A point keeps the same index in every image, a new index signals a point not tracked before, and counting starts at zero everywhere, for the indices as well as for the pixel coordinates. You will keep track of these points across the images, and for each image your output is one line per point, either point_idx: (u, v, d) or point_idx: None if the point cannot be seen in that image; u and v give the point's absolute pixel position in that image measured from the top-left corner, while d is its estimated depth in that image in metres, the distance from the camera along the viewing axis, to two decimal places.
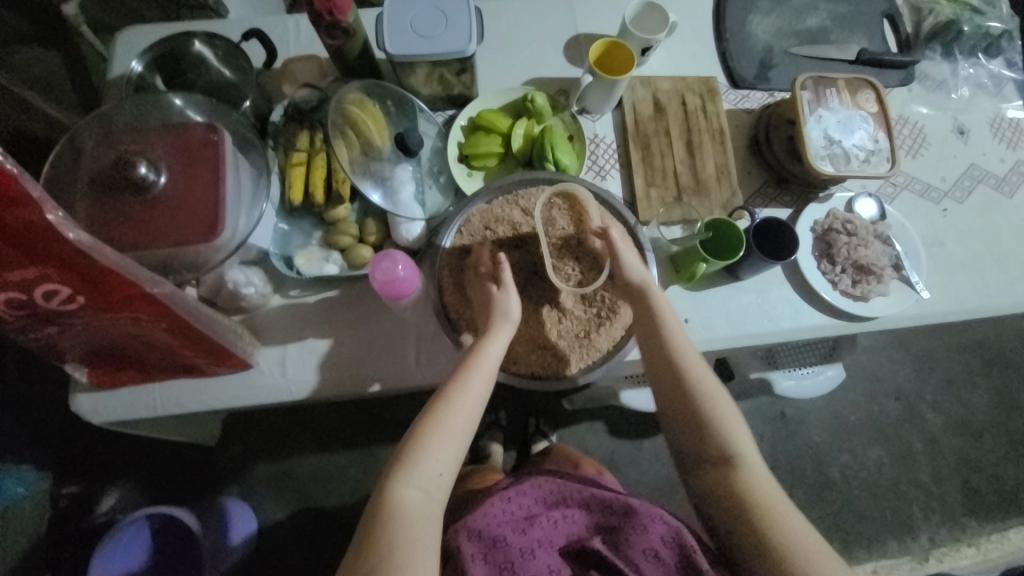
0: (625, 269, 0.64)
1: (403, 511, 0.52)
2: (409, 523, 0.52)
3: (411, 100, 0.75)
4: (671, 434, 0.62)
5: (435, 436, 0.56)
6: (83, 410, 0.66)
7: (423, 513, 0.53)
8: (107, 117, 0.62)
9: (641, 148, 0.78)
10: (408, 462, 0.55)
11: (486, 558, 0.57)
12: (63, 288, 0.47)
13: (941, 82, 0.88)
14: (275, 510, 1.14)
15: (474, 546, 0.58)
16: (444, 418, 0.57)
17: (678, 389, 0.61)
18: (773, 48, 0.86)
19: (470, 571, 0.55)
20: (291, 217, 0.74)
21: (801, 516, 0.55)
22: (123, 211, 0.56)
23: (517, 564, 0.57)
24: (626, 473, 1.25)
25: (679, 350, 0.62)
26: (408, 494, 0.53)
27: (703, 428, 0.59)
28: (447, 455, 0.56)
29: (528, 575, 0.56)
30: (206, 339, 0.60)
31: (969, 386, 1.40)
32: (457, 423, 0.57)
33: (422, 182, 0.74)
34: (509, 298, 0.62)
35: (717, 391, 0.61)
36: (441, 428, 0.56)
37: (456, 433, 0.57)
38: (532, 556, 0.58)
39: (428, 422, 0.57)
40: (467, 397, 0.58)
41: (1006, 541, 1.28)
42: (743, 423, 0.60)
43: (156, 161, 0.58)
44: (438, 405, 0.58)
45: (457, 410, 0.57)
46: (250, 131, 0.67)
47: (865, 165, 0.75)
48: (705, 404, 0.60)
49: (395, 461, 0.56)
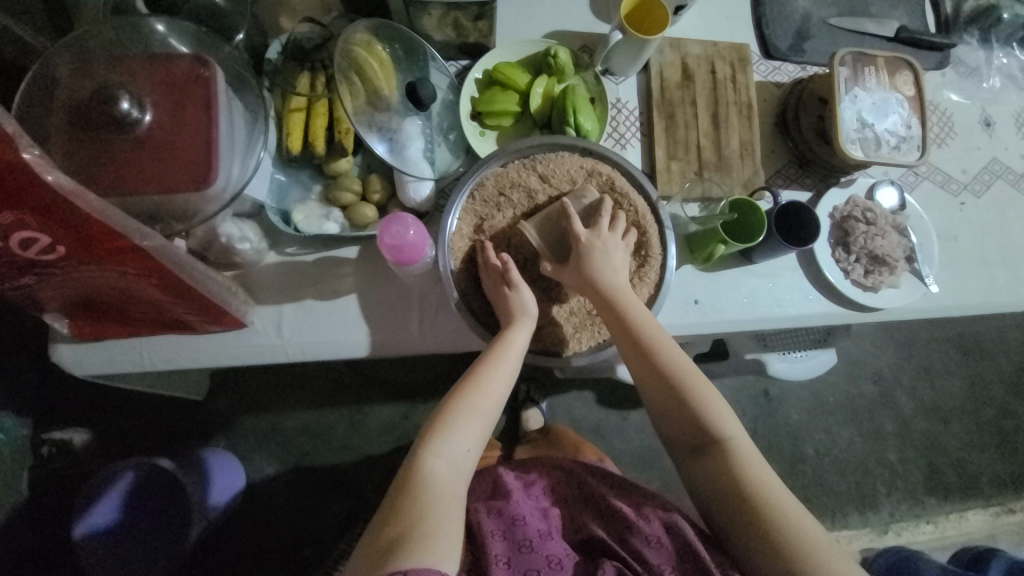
0: (587, 276, 0.61)
1: (431, 480, 0.52)
2: (437, 493, 0.52)
3: (423, 46, 0.69)
4: (662, 428, 0.62)
5: (469, 410, 0.56)
6: (65, 362, 0.62)
7: (451, 484, 0.53)
8: (82, 41, 0.55)
9: (665, 117, 0.74)
10: (438, 435, 0.55)
11: (505, 534, 0.57)
12: (42, 237, 0.43)
13: (975, 69, 0.85)
14: (263, 464, 1.14)
15: (494, 523, 0.59)
16: (474, 397, 0.57)
17: (664, 382, 0.60)
18: (811, 17, 0.80)
19: (489, 547, 0.56)
20: (289, 167, 0.68)
21: (791, 496, 0.56)
22: (105, 151, 0.51)
23: (534, 543, 0.57)
24: (612, 441, 1.27)
25: (662, 342, 0.60)
26: (437, 466, 0.53)
27: (693, 419, 0.59)
28: (475, 432, 0.56)
29: (546, 554, 0.56)
30: (200, 298, 0.56)
31: (944, 374, 1.46)
32: (490, 401, 0.57)
33: (431, 138, 0.69)
34: (522, 295, 0.60)
35: (698, 379, 0.60)
36: (472, 405, 0.57)
37: (486, 411, 0.57)
38: (549, 538, 0.58)
39: (461, 396, 0.57)
40: (498, 380, 0.57)
41: (960, 520, 1.37)
42: (727, 407, 0.60)
43: (141, 97, 0.52)
44: (468, 384, 0.58)
45: (488, 388, 0.57)
46: (245, 69, 0.60)
47: (895, 152, 0.72)
48: (691, 395, 0.59)
49: (425, 433, 0.56)
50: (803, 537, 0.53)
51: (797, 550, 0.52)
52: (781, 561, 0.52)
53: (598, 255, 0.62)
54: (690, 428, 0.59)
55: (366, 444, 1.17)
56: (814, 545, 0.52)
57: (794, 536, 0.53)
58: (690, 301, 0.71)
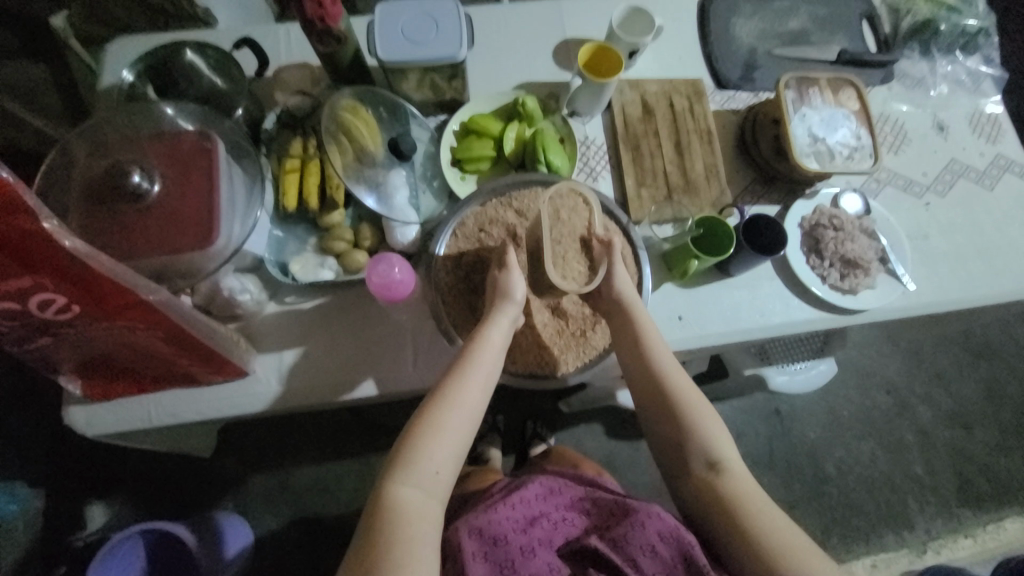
0: (611, 276, 0.65)
1: (400, 507, 0.53)
2: (409, 521, 0.52)
3: (403, 106, 0.76)
4: (654, 443, 0.63)
5: (435, 433, 0.56)
6: (77, 424, 0.65)
7: (424, 509, 0.53)
8: (99, 127, 0.62)
9: (631, 149, 0.80)
10: (405, 462, 0.55)
11: (487, 556, 0.57)
12: (58, 297, 0.47)
13: (920, 80, 0.91)
14: (271, 520, 1.13)
15: (475, 544, 0.58)
16: (440, 418, 0.57)
17: (658, 395, 0.62)
18: (757, 50, 0.88)
19: (470, 570, 0.55)
20: (285, 224, 0.74)
21: (783, 516, 0.55)
22: (117, 220, 0.56)
23: (517, 563, 0.57)
24: (625, 473, 1.25)
25: (657, 356, 0.62)
26: (406, 493, 0.54)
27: (683, 436, 0.60)
28: (446, 450, 0.56)
29: (529, 573, 0.57)
30: (202, 347, 0.59)
31: (957, 376, 1.43)
32: (454, 423, 0.57)
33: (415, 186, 0.74)
34: (511, 277, 0.63)
35: (699, 402, 0.62)
36: (438, 424, 0.57)
37: (456, 427, 0.57)
38: (532, 556, 0.58)
39: (428, 417, 0.57)
40: (458, 408, 0.58)
41: (1001, 531, 1.30)
42: (725, 430, 0.61)
43: (150, 170, 0.58)
44: (434, 404, 0.58)
45: (453, 405, 0.58)
46: (244, 139, 0.67)
47: (849, 161, 0.77)
48: (685, 413, 0.61)
49: (393, 459, 0.56)
50: (788, 555, 0.51)
51: (783, 566, 0.51)
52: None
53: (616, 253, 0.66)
54: (679, 444, 0.60)
55: None
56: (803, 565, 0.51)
57: (779, 553, 0.51)
58: (673, 316, 0.74)
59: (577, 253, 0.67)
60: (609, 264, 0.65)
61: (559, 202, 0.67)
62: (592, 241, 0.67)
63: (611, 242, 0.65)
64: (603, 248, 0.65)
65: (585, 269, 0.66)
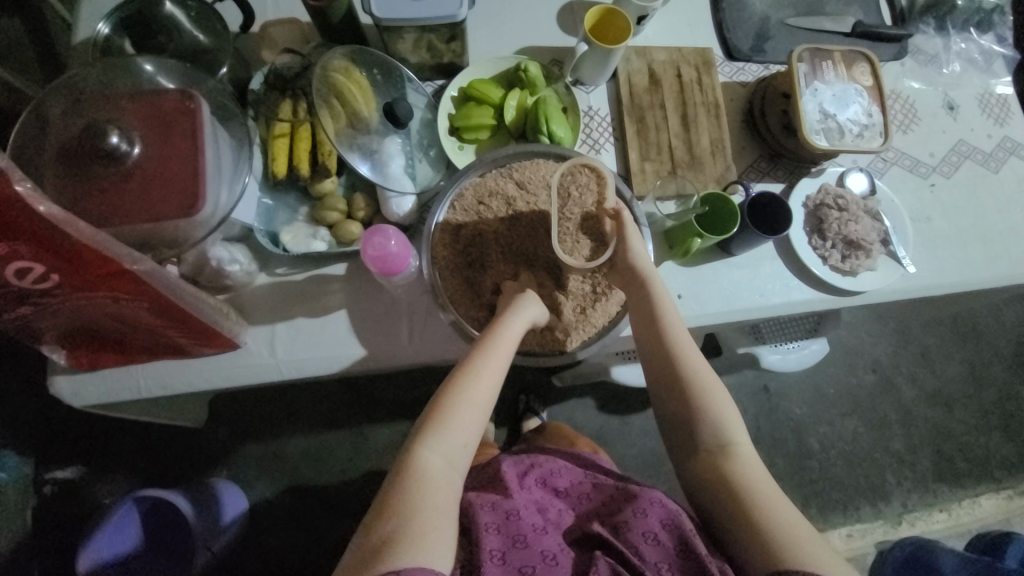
0: (630, 250, 0.63)
1: (426, 472, 0.53)
2: (433, 486, 0.52)
3: (399, 68, 0.72)
4: (665, 423, 0.63)
5: (463, 402, 0.56)
6: (64, 393, 0.64)
7: (447, 475, 0.54)
8: (72, 82, 0.58)
9: (636, 121, 0.77)
10: (434, 427, 0.55)
11: (500, 528, 0.56)
12: (35, 265, 0.44)
13: (933, 57, 0.88)
14: (265, 489, 1.14)
15: (489, 516, 0.57)
16: (468, 389, 0.57)
17: (671, 373, 0.61)
18: (769, 19, 0.84)
19: (484, 541, 0.54)
20: (275, 192, 0.71)
21: (790, 505, 0.55)
22: (95, 184, 0.53)
23: (529, 538, 0.56)
24: (615, 447, 1.27)
25: (676, 337, 0.62)
26: (432, 460, 0.53)
27: (693, 416, 0.60)
28: (473, 421, 0.57)
29: (541, 549, 0.55)
30: (191, 319, 0.58)
31: (942, 358, 1.46)
32: (480, 394, 0.57)
33: (412, 155, 0.71)
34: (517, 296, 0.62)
35: (715, 387, 0.61)
36: (467, 396, 0.57)
37: (480, 399, 0.57)
38: (544, 533, 0.58)
39: (457, 385, 0.57)
40: (487, 377, 0.58)
41: (973, 505, 1.35)
42: (736, 414, 0.61)
43: (129, 130, 0.54)
44: (463, 371, 0.58)
45: (482, 373, 0.57)
46: (230, 100, 0.63)
47: (858, 139, 0.75)
48: (699, 393, 0.60)
49: (422, 424, 0.56)
50: (791, 539, 0.51)
51: (785, 550, 0.50)
52: (769, 563, 0.50)
53: (631, 230, 0.64)
54: (689, 424, 0.61)
55: (369, 464, 1.17)
56: (807, 550, 0.50)
57: (781, 539, 0.51)
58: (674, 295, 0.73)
59: (585, 229, 0.66)
60: (622, 238, 0.64)
61: (568, 181, 0.67)
62: (601, 216, 0.66)
63: (621, 214, 0.64)
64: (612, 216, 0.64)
65: (590, 248, 0.66)
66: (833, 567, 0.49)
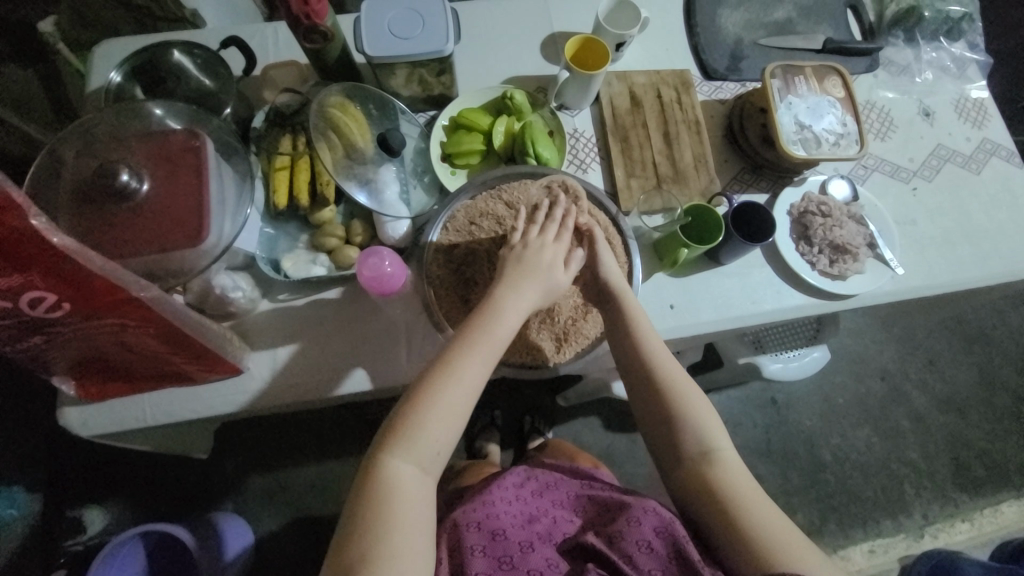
0: (599, 266, 0.65)
1: (393, 484, 0.52)
2: (402, 503, 0.51)
3: (392, 102, 0.76)
4: (646, 432, 0.62)
5: (435, 408, 0.54)
6: (73, 425, 0.65)
7: (415, 490, 0.52)
8: (87, 127, 0.62)
9: (620, 140, 0.80)
10: (404, 437, 0.53)
11: (486, 550, 0.58)
12: (48, 295, 0.47)
13: (905, 67, 0.91)
14: (271, 522, 1.13)
15: (474, 539, 0.59)
16: (440, 392, 0.55)
17: (648, 390, 0.61)
18: (743, 40, 0.88)
19: (470, 566, 0.56)
20: (277, 221, 0.74)
21: (777, 509, 0.54)
22: (106, 218, 0.56)
23: (516, 559, 0.57)
24: (623, 466, 1.25)
25: (651, 351, 0.62)
26: (400, 472, 0.52)
27: (675, 424, 0.59)
28: (447, 432, 0.55)
29: (526, 569, 0.56)
30: (196, 345, 0.60)
31: (951, 363, 1.44)
32: (453, 401, 0.55)
33: (406, 181, 0.75)
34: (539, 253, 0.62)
35: (691, 391, 0.61)
36: (440, 402, 0.55)
37: (454, 410, 0.55)
38: (531, 551, 0.58)
39: (427, 392, 0.55)
40: (457, 386, 0.55)
41: (997, 514, 1.31)
42: (717, 418, 0.60)
43: (139, 169, 0.58)
44: (436, 373, 0.56)
45: (453, 374, 0.56)
46: (233, 137, 0.67)
47: (836, 148, 0.77)
48: (678, 403, 0.60)
49: (389, 431, 0.54)
50: (776, 548, 0.50)
51: (774, 559, 0.49)
52: (759, 571, 0.49)
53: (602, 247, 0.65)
54: (671, 433, 0.59)
55: None
56: (795, 558, 0.49)
57: (769, 545, 0.50)
58: (666, 306, 0.74)
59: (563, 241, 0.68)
60: (592, 251, 0.66)
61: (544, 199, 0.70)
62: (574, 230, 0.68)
63: (593, 232, 0.66)
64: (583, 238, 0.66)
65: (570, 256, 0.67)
66: (820, 573, 0.49)
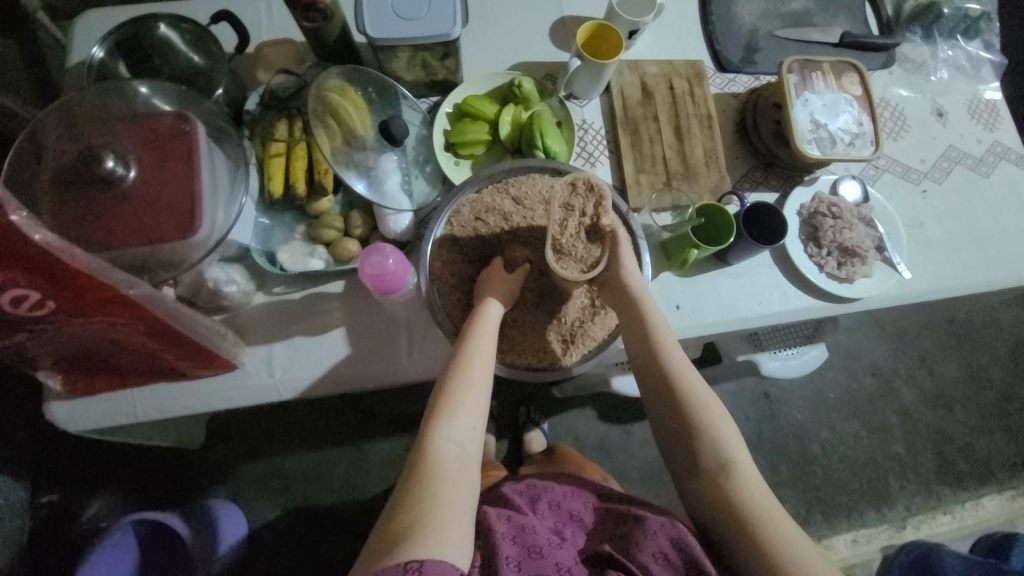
0: (621, 265, 0.63)
1: (441, 458, 0.53)
2: (451, 475, 0.52)
3: (394, 86, 0.72)
4: (664, 440, 0.62)
5: (468, 386, 0.57)
6: (59, 420, 0.63)
7: (461, 462, 0.53)
8: (68, 107, 0.58)
9: (630, 134, 0.77)
10: (444, 413, 0.55)
11: (516, 539, 0.57)
12: (32, 293, 0.44)
13: (920, 65, 0.89)
14: (265, 510, 1.12)
15: (505, 527, 0.58)
16: (470, 371, 0.57)
17: (666, 398, 0.61)
18: (758, 31, 0.85)
19: (500, 548, 0.55)
20: (271, 211, 0.71)
21: (795, 526, 0.54)
22: (92, 207, 0.53)
23: (544, 550, 0.56)
24: (617, 457, 1.26)
25: (665, 348, 0.61)
26: (444, 446, 0.53)
27: (691, 435, 0.59)
28: (478, 410, 0.57)
29: (556, 562, 0.56)
30: (190, 342, 0.57)
31: (941, 360, 1.46)
32: (483, 377, 0.58)
33: (408, 171, 0.71)
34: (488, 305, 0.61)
35: (709, 401, 0.60)
36: (470, 381, 0.57)
37: (484, 386, 0.58)
38: (559, 547, 0.58)
39: (460, 370, 0.57)
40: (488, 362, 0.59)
41: (977, 508, 1.35)
42: (736, 430, 0.59)
43: (125, 154, 0.55)
44: (466, 353, 0.58)
45: (477, 360, 0.58)
46: (226, 121, 0.63)
47: (850, 148, 0.75)
48: (694, 411, 0.59)
49: (432, 411, 0.56)
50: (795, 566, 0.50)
51: None
52: None
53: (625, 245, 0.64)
54: (688, 443, 0.59)
55: (369, 480, 1.15)
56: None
57: (787, 563, 0.50)
58: (672, 306, 0.73)
59: (585, 244, 0.63)
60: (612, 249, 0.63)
61: (566, 196, 0.64)
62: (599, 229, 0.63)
63: (616, 232, 0.63)
64: (606, 234, 0.63)
65: (588, 260, 0.63)
66: None
